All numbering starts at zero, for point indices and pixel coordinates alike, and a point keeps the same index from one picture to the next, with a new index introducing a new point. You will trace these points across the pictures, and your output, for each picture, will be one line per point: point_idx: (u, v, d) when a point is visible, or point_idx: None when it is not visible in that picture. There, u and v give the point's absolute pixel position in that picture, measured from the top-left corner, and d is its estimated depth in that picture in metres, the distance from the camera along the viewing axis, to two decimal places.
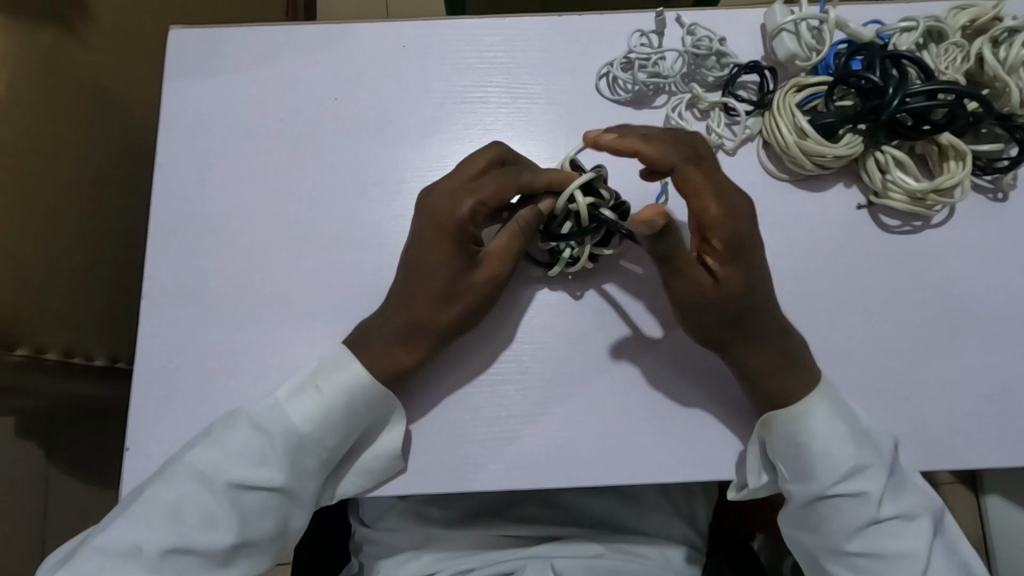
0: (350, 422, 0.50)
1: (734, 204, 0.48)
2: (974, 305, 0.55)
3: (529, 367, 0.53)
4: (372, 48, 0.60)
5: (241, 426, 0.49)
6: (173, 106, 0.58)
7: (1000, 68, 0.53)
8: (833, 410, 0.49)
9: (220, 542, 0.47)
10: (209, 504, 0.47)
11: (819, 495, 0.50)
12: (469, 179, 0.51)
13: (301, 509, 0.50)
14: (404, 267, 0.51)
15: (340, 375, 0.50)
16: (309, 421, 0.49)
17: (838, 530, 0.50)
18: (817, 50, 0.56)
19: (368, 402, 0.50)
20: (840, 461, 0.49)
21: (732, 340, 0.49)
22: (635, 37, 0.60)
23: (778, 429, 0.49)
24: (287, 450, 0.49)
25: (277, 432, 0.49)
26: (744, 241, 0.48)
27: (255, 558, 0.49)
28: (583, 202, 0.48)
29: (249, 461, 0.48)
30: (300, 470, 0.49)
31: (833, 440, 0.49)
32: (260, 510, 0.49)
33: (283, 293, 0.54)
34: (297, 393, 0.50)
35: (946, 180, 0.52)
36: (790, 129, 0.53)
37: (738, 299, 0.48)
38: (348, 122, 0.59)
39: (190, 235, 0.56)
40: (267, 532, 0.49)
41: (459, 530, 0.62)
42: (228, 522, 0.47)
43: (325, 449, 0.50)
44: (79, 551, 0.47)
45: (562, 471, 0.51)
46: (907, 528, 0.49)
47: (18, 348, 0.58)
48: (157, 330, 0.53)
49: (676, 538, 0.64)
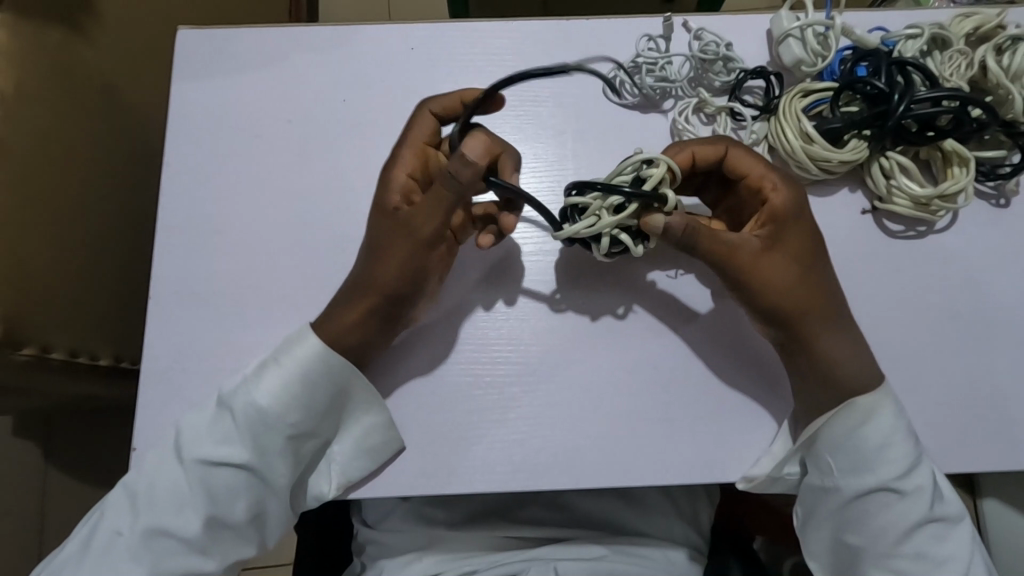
0: (307, 396, 0.50)
1: (788, 180, 0.51)
2: (976, 311, 0.55)
3: (535, 370, 0.53)
4: (380, 50, 0.61)
5: (207, 407, 0.50)
6: (183, 107, 0.58)
7: (1003, 76, 0.54)
8: (893, 409, 0.49)
9: (190, 525, 0.48)
10: (180, 487, 0.49)
11: (868, 492, 0.49)
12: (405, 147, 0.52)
13: (275, 493, 0.50)
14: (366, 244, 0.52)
15: (300, 348, 0.50)
16: (271, 395, 0.49)
17: (882, 530, 0.49)
18: (823, 56, 0.56)
19: (328, 373, 0.50)
20: (898, 460, 0.48)
21: (811, 308, 0.49)
22: (643, 41, 0.60)
23: (833, 422, 0.49)
24: (248, 426, 0.49)
25: (238, 408, 0.49)
26: (802, 217, 0.51)
27: (234, 543, 0.50)
28: (661, 168, 0.46)
29: (214, 439, 0.49)
30: (266, 449, 0.49)
31: (896, 437, 0.49)
32: (230, 491, 0.49)
33: (290, 294, 0.55)
34: (262, 369, 0.50)
35: (951, 186, 0.53)
36: (796, 134, 0.54)
37: (811, 265, 0.50)
38: (356, 123, 0.59)
39: (199, 235, 0.56)
40: (241, 516, 0.49)
41: (462, 531, 0.62)
42: (197, 505, 0.49)
43: (288, 425, 0.50)
44: (69, 540, 0.50)
45: (570, 473, 0.51)
46: (953, 530, 0.50)
47: (24, 348, 0.58)
48: (166, 329, 0.53)
49: (679, 541, 0.65)
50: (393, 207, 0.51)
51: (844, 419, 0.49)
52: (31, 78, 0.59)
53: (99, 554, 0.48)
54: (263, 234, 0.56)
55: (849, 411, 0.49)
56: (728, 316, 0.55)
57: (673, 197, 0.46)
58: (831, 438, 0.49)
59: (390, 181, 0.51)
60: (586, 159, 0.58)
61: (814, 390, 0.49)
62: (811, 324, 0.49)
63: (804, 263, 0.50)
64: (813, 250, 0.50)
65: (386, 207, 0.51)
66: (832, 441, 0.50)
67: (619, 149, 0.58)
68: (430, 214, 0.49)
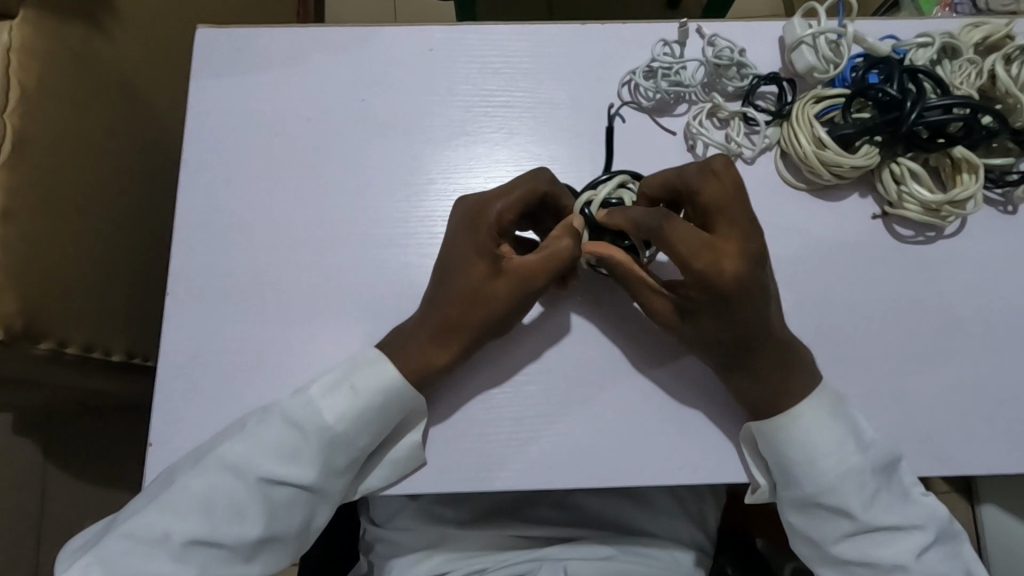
0: (381, 421, 0.50)
1: (715, 250, 0.46)
2: (984, 316, 0.56)
3: (550, 369, 0.54)
4: (397, 51, 0.61)
5: (275, 421, 0.49)
6: (201, 104, 0.59)
7: (1012, 84, 0.55)
8: (819, 420, 0.49)
9: (247, 535, 0.47)
10: (240, 495, 0.48)
11: (805, 506, 0.50)
12: (499, 194, 0.51)
13: (326, 506, 0.51)
14: (438, 281, 0.52)
15: (373, 374, 0.50)
16: (344, 418, 0.49)
17: (827, 538, 0.50)
18: (834, 63, 0.57)
19: (402, 402, 0.50)
20: (827, 473, 0.49)
21: (741, 360, 0.49)
22: (658, 46, 0.61)
23: (763, 436, 0.50)
24: (320, 446, 0.49)
25: (310, 428, 0.49)
26: (726, 298, 0.47)
27: (277, 555, 0.50)
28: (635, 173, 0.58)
29: (282, 457, 0.48)
30: (330, 468, 0.50)
31: (822, 449, 0.49)
32: (289, 506, 0.49)
33: (308, 293, 0.55)
34: (332, 390, 0.50)
35: (961, 193, 0.53)
36: (809, 140, 0.55)
37: (706, 336, 0.49)
38: (375, 123, 0.59)
39: (218, 232, 0.56)
40: (292, 528, 0.49)
41: (471, 530, 0.62)
42: (257, 516, 0.48)
43: (356, 448, 0.50)
44: (107, 535, 0.47)
45: (583, 471, 0.52)
46: (903, 536, 0.49)
47: (42, 343, 0.58)
48: (184, 325, 0.54)
49: (685, 542, 0.65)
50: (487, 255, 0.51)
51: (769, 436, 0.50)
52: (52, 72, 0.59)
53: (142, 558, 0.46)
54: (281, 231, 0.56)
55: (776, 429, 0.49)
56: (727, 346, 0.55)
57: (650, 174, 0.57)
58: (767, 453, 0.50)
59: (487, 228, 0.51)
60: (600, 161, 0.59)
61: (804, 400, 0.50)
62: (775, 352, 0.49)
63: (718, 331, 0.49)
64: (740, 328, 0.48)
65: (479, 251, 0.51)
66: (767, 455, 0.51)
67: (634, 152, 0.59)
68: (533, 269, 0.50)
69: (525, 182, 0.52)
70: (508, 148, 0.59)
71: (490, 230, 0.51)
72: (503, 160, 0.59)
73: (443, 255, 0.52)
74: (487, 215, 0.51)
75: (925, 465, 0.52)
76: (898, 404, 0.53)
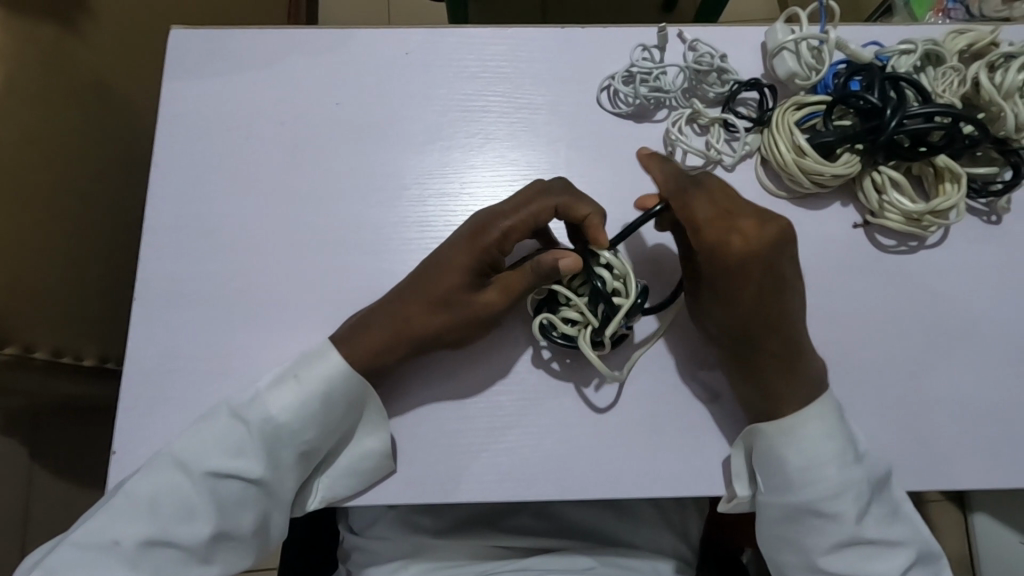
0: (327, 411, 0.50)
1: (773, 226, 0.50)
2: (966, 327, 0.55)
3: (523, 378, 0.53)
4: (374, 53, 0.60)
5: (221, 417, 0.48)
6: (172, 106, 0.58)
7: (996, 93, 0.54)
8: (828, 429, 0.48)
9: (198, 535, 0.46)
10: (189, 493, 0.47)
11: (797, 512, 0.49)
12: (514, 207, 0.51)
13: (281, 506, 0.50)
14: (416, 274, 0.51)
15: (320, 366, 0.50)
16: (289, 410, 0.49)
17: (815, 548, 0.49)
18: (816, 69, 0.56)
19: (346, 390, 0.50)
20: (828, 480, 0.48)
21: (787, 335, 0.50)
22: (638, 51, 0.60)
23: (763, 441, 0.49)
24: (263, 439, 0.48)
25: (255, 423, 0.48)
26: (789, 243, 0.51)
27: (234, 555, 0.49)
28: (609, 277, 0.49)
29: (227, 452, 0.48)
30: (278, 462, 0.49)
31: (823, 458, 0.48)
32: (239, 501, 0.48)
33: (279, 298, 0.54)
34: (277, 383, 0.50)
35: (942, 203, 0.53)
36: (789, 147, 0.54)
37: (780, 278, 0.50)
38: (350, 126, 0.59)
39: (187, 235, 0.55)
40: (247, 525, 0.48)
41: (448, 540, 0.61)
42: (207, 513, 0.47)
43: (303, 441, 0.49)
44: (58, 546, 0.46)
45: (556, 483, 0.51)
46: (886, 551, 0.48)
47: (6, 347, 0.59)
48: (149, 329, 0.53)
49: (665, 553, 0.64)
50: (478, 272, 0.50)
51: (779, 439, 0.49)
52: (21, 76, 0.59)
53: (93, 563, 0.45)
54: (252, 234, 0.55)
55: (781, 429, 0.49)
56: (703, 364, 0.53)
57: (608, 282, 0.48)
58: (767, 455, 0.49)
59: (489, 239, 0.50)
60: (579, 166, 0.58)
61: (811, 407, 0.49)
62: (788, 330, 0.50)
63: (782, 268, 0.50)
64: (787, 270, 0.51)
65: (475, 258, 0.50)
66: (763, 461, 0.50)
67: (613, 158, 0.58)
68: (502, 293, 0.50)
69: (545, 205, 0.50)
70: (484, 153, 0.58)
71: (489, 248, 0.50)
72: (480, 166, 0.58)
73: (431, 256, 0.52)
74: (492, 232, 0.50)
75: (906, 479, 0.51)
76: (878, 418, 0.52)
